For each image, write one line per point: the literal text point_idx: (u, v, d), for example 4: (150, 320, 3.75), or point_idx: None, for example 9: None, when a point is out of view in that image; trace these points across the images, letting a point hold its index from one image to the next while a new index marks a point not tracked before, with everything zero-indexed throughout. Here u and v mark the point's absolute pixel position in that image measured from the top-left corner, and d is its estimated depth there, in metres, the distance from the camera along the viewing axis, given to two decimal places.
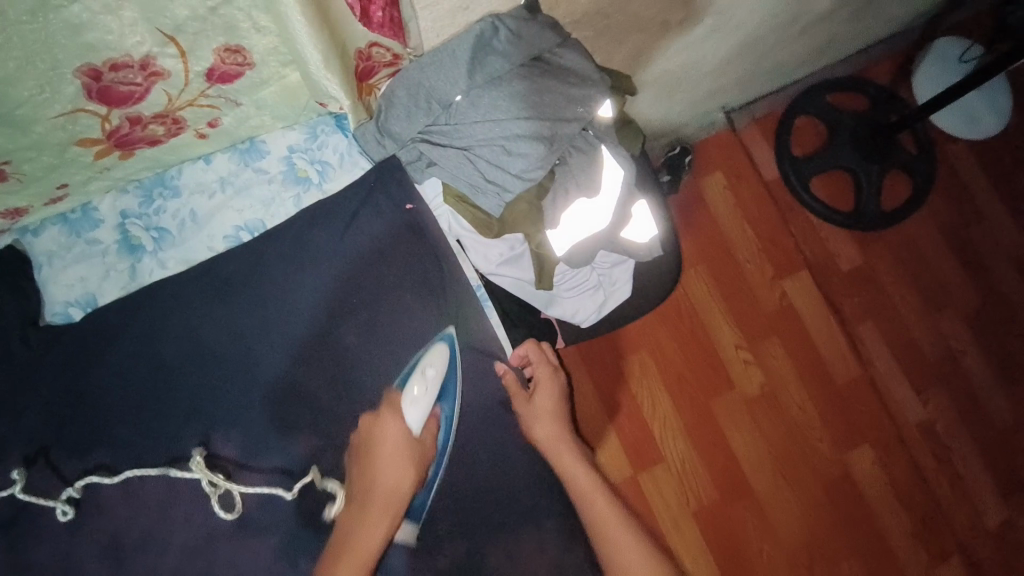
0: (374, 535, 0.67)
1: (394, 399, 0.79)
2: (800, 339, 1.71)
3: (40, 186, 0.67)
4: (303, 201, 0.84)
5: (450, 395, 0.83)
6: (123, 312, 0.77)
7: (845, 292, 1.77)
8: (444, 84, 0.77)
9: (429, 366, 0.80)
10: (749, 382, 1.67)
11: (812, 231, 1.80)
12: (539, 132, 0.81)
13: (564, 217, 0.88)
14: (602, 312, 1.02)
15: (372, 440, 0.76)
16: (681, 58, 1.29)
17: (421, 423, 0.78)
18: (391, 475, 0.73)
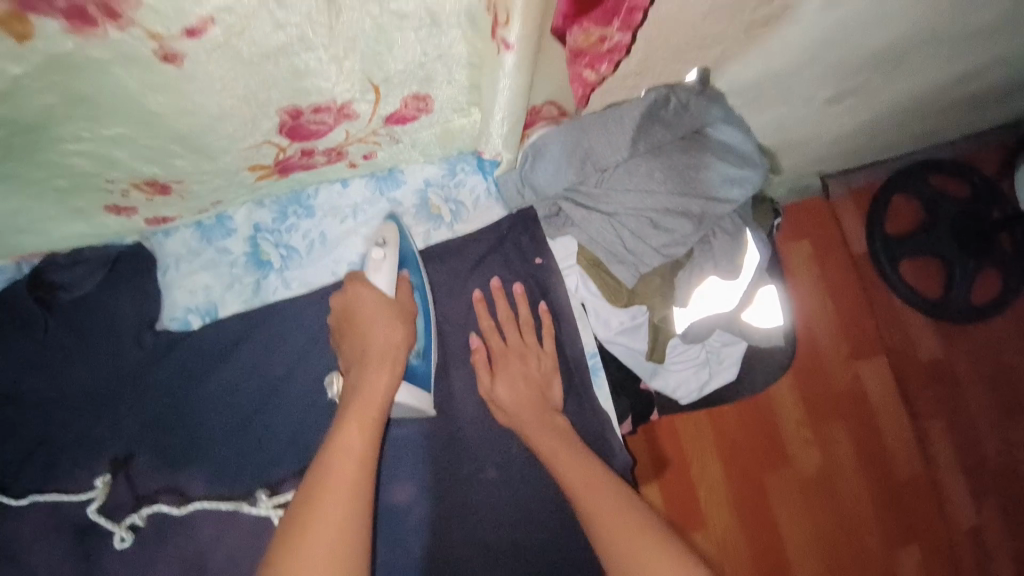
0: (376, 390, 0.61)
1: (356, 274, 0.70)
2: (867, 424, 1.51)
3: (198, 204, 0.63)
4: (432, 238, 0.81)
5: (415, 261, 0.75)
6: (240, 328, 0.76)
7: (919, 383, 1.57)
8: (604, 148, 0.74)
9: (383, 236, 0.72)
10: (805, 461, 1.47)
11: (893, 315, 1.59)
12: (687, 209, 0.76)
13: (695, 295, 0.82)
14: (704, 391, 0.95)
15: (353, 310, 0.67)
16: (815, 134, 1.18)
17: (392, 284, 0.70)
18: (382, 326, 0.65)
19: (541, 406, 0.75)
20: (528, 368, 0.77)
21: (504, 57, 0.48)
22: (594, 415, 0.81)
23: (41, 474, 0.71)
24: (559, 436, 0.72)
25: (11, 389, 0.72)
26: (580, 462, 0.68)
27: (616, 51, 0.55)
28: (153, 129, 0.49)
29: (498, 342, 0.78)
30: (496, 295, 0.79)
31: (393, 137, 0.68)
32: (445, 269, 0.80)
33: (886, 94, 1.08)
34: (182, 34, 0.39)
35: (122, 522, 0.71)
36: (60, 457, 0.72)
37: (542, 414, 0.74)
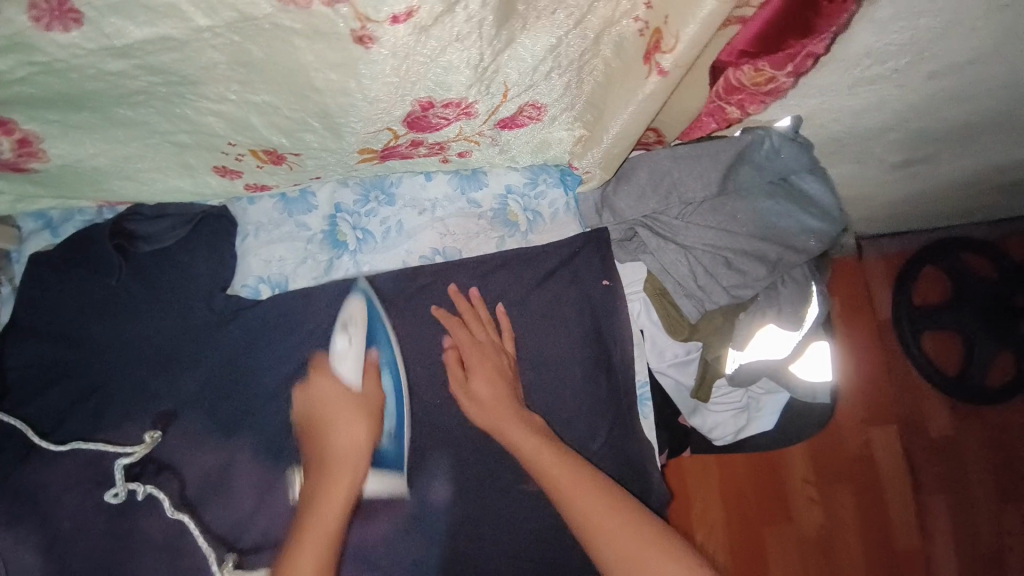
0: (338, 496, 0.65)
1: (323, 361, 0.74)
2: (872, 491, 1.50)
3: (302, 177, 0.64)
4: (506, 244, 0.81)
5: (384, 334, 0.74)
6: (306, 302, 0.76)
7: (926, 461, 1.55)
8: (692, 181, 0.75)
9: (349, 321, 0.73)
10: (807, 520, 1.46)
11: (909, 385, 1.58)
12: (764, 254, 0.77)
13: (752, 340, 0.83)
14: (739, 436, 0.95)
15: (317, 409, 0.71)
16: (870, 195, 1.20)
17: (358, 375, 0.72)
18: (343, 425, 0.69)
19: (513, 404, 0.74)
20: (499, 365, 0.76)
21: (653, 81, 0.54)
22: (640, 444, 0.80)
23: (85, 421, 0.70)
24: (546, 443, 0.71)
25: (71, 330, 0.72)
26: (597, 500, 0.68)
27: (771, 93, 0.62)
28: (298, 99, 0.52)
29: (467, 334, 0.76)
30: (474, 305, 0.78)
31: (496, 142, 0.70)
32: (514, 273, 0.80)
33: (950, 166, 1.08)
34: (387, 19, 0.44)
35: (122, 480, 0.68)
36: (107, 407, 0.71)
37: (517, 415, 0.73)
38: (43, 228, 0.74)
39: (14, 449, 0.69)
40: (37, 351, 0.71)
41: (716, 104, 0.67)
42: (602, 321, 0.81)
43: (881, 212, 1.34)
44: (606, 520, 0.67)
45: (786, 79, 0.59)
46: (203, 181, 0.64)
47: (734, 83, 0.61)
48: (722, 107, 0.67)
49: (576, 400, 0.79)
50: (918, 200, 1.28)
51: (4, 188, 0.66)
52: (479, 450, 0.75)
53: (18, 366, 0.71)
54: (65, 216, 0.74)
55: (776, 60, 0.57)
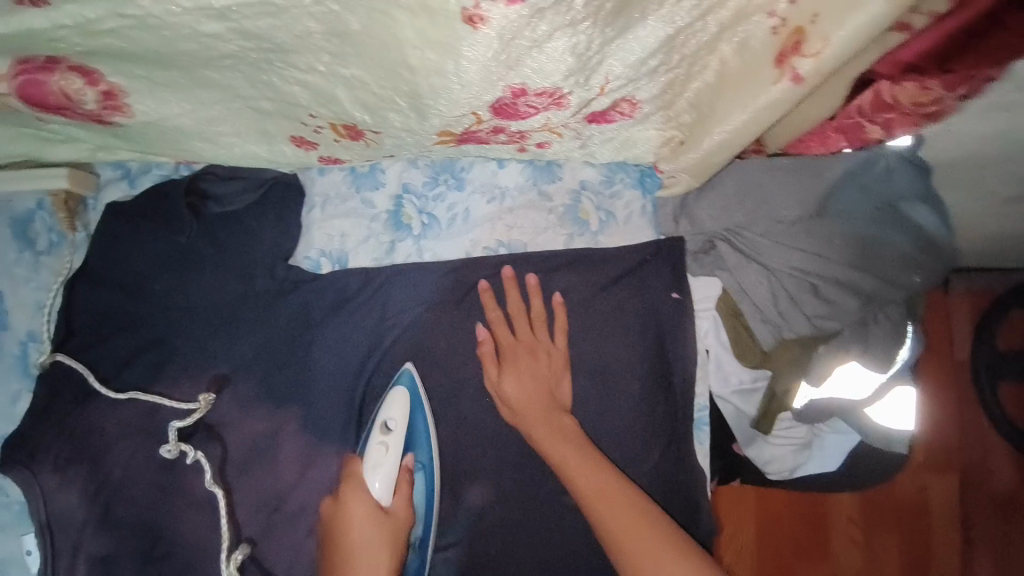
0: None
1: (356, 470, 0.69)
2: (920, 543, 1.36)
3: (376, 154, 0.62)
4: (573, 244, 0.77)
5: (424, 437, 0.71)
6: (365, 281, 0.74)
7: (988, 523, 1.37)
8: (788, 200, 0.69)
9: (390, 420, 0.69)
10: (845, 562, 1.34)
11: (979, 435, 1.39)
12: (858, 285, 0.70)
13: (829, 376, 0.76)
14: (795, 474, 0.89)
15: (339, 528, 0.67)
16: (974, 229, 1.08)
17: (388, 491, 0.68)
18: (365, 560, 0.64)
19: (551, 402, 0.72)
20: (538, 368, 0.73)
21: (782, 89, 0.48)
22: (691, 468, 0.76)
23: (145, 373, 0.72)
24: (573, 441, 0.69)
25: (138, 282, 0.73)
26: (618, 499, 0.66)
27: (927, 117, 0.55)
28: (386, 76, 0.50)
29: (508, 336, 0.74)
30: (530, 294, 0.75)
31: (580, 138, 0.66)
32: (579, 275, 0.76)
33: None
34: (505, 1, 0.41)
35: (175, 438, 0.69)
36: (167, 361, 0.72)
37: (550, 414, 0.71)
38: (121, 177, 0.75)
39: (75, 393, 0.71)
40: (105, 300, 0.73)
41: (852, 121, 0.60)
42: (666, 335, 0.76)
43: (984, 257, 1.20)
44: (640, 539, 0.64)
45: (955, 101, 0.52)
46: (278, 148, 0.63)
47: (886, 99, 0.55)
48: (860, 125, 0.60)
49: (629, 415, 0.75)
50: None
51: (86, 136, 0.68)
52: (522, 454, 0.72)
53: (86, 313, 0.72)
54: (143, 168, 0.75)
55: (951, 80, 0.50)
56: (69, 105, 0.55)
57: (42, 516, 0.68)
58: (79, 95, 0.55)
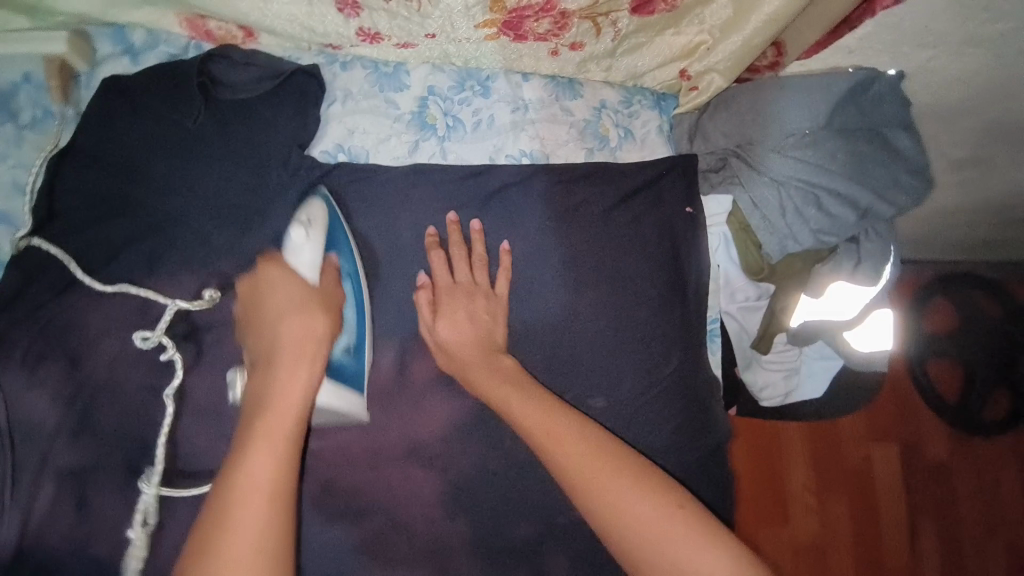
0: (293, 389, 0.54)
1: (275, 254, 0.63)
2: (866, 508, 1.34)
3: (435, 16, 0.69)
4: (594, 157, 0.79)
5: (347, 245, 0.67)
6: (387, 177, 0.72)
7: (926, 487, 1.37)
8: (798, 114, 0.75)
9: (309, 217, 0.64)
10: (802, 528, 1.31)
11: (917, 409, 1.38)
12: (856, 200, 0.76)
13: (827, 293, 0.82)
14: (786, 400, 0.93)
15: (258, 300, 0.60)
16: (952, 222, 1.16)
17: (314, 272, 0.62)
18: (293, 317, 0.57)
19: (485, 346, 0.68)
20: (474, 309, 0.69)
21: None
22: (705, 375, 0.77)
23: (139, 266, 0.65)
24: (511, 381, 0.65)
25: (134, 164, 0.66)
26: (573, 440, 0.60)
27: None
28: None
29: (447, 277, 0.70)
30: (471, 239, 0.72)
31: (616, 37, 0.72)
32: (598, 188, 0.77)
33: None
34: None
35: (161, 328, 0.61)
36: (164, 253, 0.65)
37: (486, 357, 0.67)
38: (122, 53, 0.68)
39: (55, 280, 0.63)
40: (95, 180, 0.65)
41: None
42: (682, 246, 0.78)
43: (948, 244, 1.27)
44: (570, 442, 0.60)
45: None
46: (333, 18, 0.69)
47: None
48: None
49: (651, 321, 0.75)
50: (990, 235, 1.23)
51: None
52: (549, 355, 0.73)
53: (71, 196, 0.65)
54: (148, 43, 0.69)
55: None
56: None
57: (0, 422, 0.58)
58: None
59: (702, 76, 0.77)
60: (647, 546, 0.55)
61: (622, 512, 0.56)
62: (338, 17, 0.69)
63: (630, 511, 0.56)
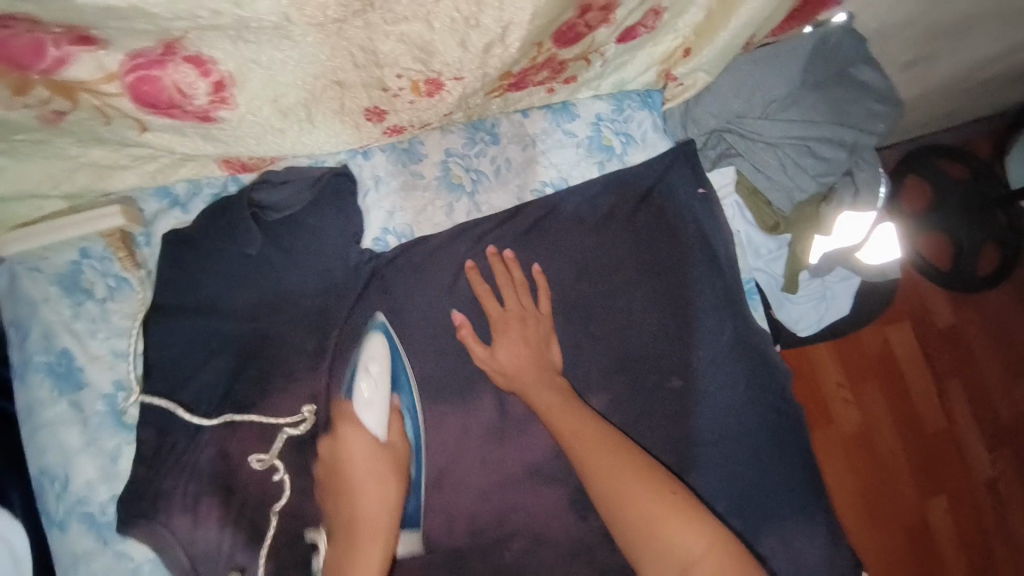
0: (373, 552, 0.64)
1: (347, 409, 0.71)
2: (896, 386, 1.37)
3: (443, 106, 0.71)
4: (606, 168, 0.86)
5: (406, 379, 0.73)
6: (433, 248, 0.79)
7: (943, 351, 1.40)
8: (775, 79, 0.82)
9: (371, 364, 0.71)
10: (844, 421, 1.34)
11: (913, 285, 1.42)
12: (842, 138, 0.84)
13: (835, 227, 0.90)
14: (822, 324, 1.02)
15: (342, 456, 0.69)
16: (918, 116, 1.25)
17: (383, 426, 0.70)
18: (372, 490, 0.67)
19: (541, 364, 0.76)
20: (528, 332, 0.77)
21: None
22: (752, 329, 0.85)
23: (250, 395, 0.71)
24: (558, 391, 0.74)
25: (218, 304, 0.73)
26: (603, 450, 0.69)
27: None
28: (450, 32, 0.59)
29: (496, 308, 0.77)
30: (509, 266, 0.79)
31: (604, 62, 0.78)
32: (616, 196, 0.84)
33: (987, 68, 1.13)
34: None
35: (273, 451, 0.70)
36: (268, 375, 0.72)
37: (541, 375, 0.75)
38: (171, 207, 0.75)
39: (181, 431, 0.69)
40: (189, 330, 0.72)
41: None
42: (705, 224, 0.86)
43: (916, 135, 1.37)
44: (600, 453, 0.69)
45: None
46: (364, 130, 0.73)
47: None
48: None
49: (698, 295, 0.84)
50: (951, 116, 1.33)
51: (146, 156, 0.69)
52: (620, 356, 0.81)
53: (174, 346, 0.72)
54: (190, 192, 0.76)
55: None
56: (182, 100, 0.60)
57: (184, 566, 0.67)
58: (191, 88, 0.59)
59: (689, 75, 0.84)
60: (647, 532, 0.65)
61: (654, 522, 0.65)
62: (363, 128, 0.72)
63: (637, 506, 0.66)
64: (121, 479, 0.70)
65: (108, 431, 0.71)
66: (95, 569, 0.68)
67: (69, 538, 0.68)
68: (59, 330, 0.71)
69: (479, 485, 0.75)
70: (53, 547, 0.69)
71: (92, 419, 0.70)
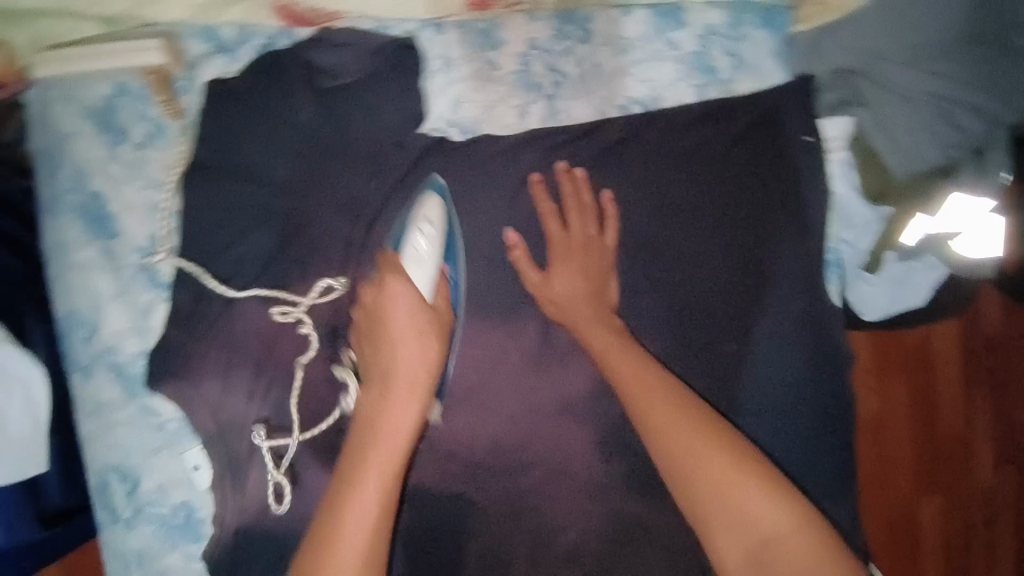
0: (397, 420, 0.59)
1: (393, 259, 0.63)
2: (926, 383, 1.27)
3: None
4: (706, 92, 0.76)
5: (456, 249, 0.65)
6: (499, 150, 0.71)
7: (985, 360, 1.28)
8: (929, 20, 0.68)
9: (428, 221, 0.63)
10: (859, 406, 1.27)
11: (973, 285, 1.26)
12: (989, 108, 0.69)
13: (950, 208, 0.75)
14: (891, 311, 0.92)
15: (383, 311, 0.61)
16: None
17: (430, 287, 0.62)
18: (413, 347, 0.60)
19: (597, 300, 0.70)
20: (589, 264, 0.70)
21: None
22: (827, 306, 0.76)
23: (286, 273, 0.67)
24: (609, 327, 0.68)
25: (261, 171, 0.67)
26: (671, 408, 0.62)
27: None
28: None
29: (558, 231, 0.71)
30: (580, 187, 0.71)
31: None
32: (710, 129, 0.74)
33: None
34: None
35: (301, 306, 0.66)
36: (304, 260, 0.67)
37: (596, 310, 0.69)
38: (217, 52, 0.68)
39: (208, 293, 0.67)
40: (235, 193, 0.67)
41: None
42: (807, 179, 0.75)
43: None
44: (663, 405, 0.63)
45: None
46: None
47: None
48: None
49: (781, 256, 0.75)
50: None
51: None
52: (677, 308, 0.74)
53: (209, 208, 0.67)
54: (240, 38, 0.68)
55: None
56: None
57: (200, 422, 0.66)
58: None
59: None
60: (719, 497, 0.59)
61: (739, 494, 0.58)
62: None
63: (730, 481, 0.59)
64: (153, 334, 0.68)
65: (140, 284, 0.68)
66: (120, 417, 0.68)
67: (94, 383, 0.68)
68: (96, 171, 0.67)
69: (503, 407, 0.72)
70: (76, 390, 0.69)
71: (125, 269, 0.68)
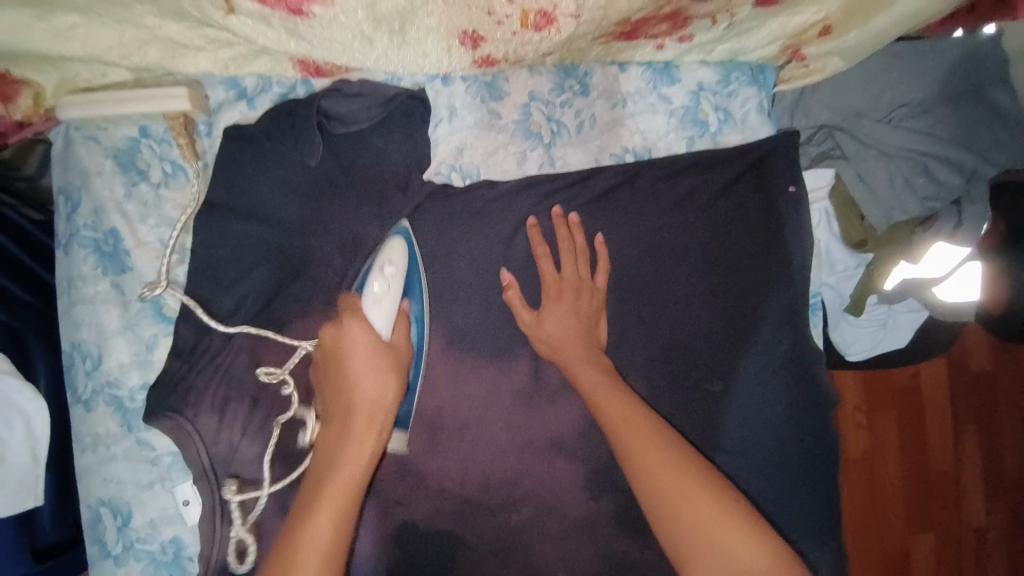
0: (358, 459, 0.59)
1: (354, 301, 0.66)
2: (915, 421, 1.29)
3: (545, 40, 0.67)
4: (696, 144, 0.80)
5: (420, 289, 0.69)
6: (496, 194, 0.74)
7: (971, 397, 1.32)
8: (907, 81, 0.75)
9: (388, 263, 0.66)
10: (850, 444, 1.27)
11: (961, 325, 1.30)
12: (963, 163, 0.74)
13: (925, 255, 0.81)
14: (874, 351, 0.96)
15: (341, 352, 0.63)
16: None
17: (388, 324, 0.65)
18: (372, 379, 0.61)
19: (589, 340, 0.72)
20: (580, 305, 0.72)
21: None
22: (811, 348, 0.79)
23: (289, 311, 0.69)
24: (602, 368, 0.69)
25: (267, 211, 0.70)
26: (660, 450, 0.62)
27: None
28: None
29: (553, 275, 0.72)
30: (573, 232, 0.74)
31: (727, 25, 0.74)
32: (699, 176, 0.78)
33: None
34: None
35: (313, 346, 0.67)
36: (309, 295, 0.69)
37: (588, 351, 0.71)
38: (237, 98, 0.71)
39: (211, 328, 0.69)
40: (241, 232, 0.69)
41: None
42: (789, 227, 0.79)
43: None
44: (651, 446, 0.63)
45: None
46: (452, 56, 0.70)
47: None
48: None
49: (768, 299, 0.78)
50: None
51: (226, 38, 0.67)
52: (666, 346, 0.77)
53: (218, 245, 0.69)
54: (259, 87, 0.72)
55: None
56: None
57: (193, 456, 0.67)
58: None
59: (822, 57, 0.78)
60: (701, 542, 0.58)
61: (718, 538, 0.58)
62: (454, 50, 0.69)
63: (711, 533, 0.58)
64: (154, 368, 0.70)
65: (148, 319, 0.70)
66: (115, 452, 0.69)
67: (93, 418, 0.69)
68: (110, 210, 0.69)
69: (495, 444, 0.74)
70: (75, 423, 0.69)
71: (134, 305, 0.70)
